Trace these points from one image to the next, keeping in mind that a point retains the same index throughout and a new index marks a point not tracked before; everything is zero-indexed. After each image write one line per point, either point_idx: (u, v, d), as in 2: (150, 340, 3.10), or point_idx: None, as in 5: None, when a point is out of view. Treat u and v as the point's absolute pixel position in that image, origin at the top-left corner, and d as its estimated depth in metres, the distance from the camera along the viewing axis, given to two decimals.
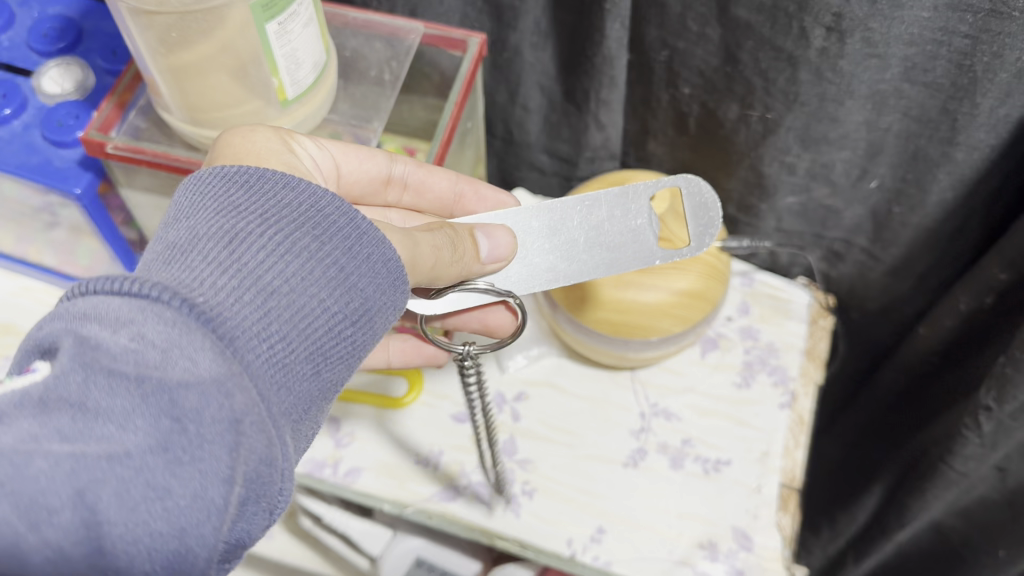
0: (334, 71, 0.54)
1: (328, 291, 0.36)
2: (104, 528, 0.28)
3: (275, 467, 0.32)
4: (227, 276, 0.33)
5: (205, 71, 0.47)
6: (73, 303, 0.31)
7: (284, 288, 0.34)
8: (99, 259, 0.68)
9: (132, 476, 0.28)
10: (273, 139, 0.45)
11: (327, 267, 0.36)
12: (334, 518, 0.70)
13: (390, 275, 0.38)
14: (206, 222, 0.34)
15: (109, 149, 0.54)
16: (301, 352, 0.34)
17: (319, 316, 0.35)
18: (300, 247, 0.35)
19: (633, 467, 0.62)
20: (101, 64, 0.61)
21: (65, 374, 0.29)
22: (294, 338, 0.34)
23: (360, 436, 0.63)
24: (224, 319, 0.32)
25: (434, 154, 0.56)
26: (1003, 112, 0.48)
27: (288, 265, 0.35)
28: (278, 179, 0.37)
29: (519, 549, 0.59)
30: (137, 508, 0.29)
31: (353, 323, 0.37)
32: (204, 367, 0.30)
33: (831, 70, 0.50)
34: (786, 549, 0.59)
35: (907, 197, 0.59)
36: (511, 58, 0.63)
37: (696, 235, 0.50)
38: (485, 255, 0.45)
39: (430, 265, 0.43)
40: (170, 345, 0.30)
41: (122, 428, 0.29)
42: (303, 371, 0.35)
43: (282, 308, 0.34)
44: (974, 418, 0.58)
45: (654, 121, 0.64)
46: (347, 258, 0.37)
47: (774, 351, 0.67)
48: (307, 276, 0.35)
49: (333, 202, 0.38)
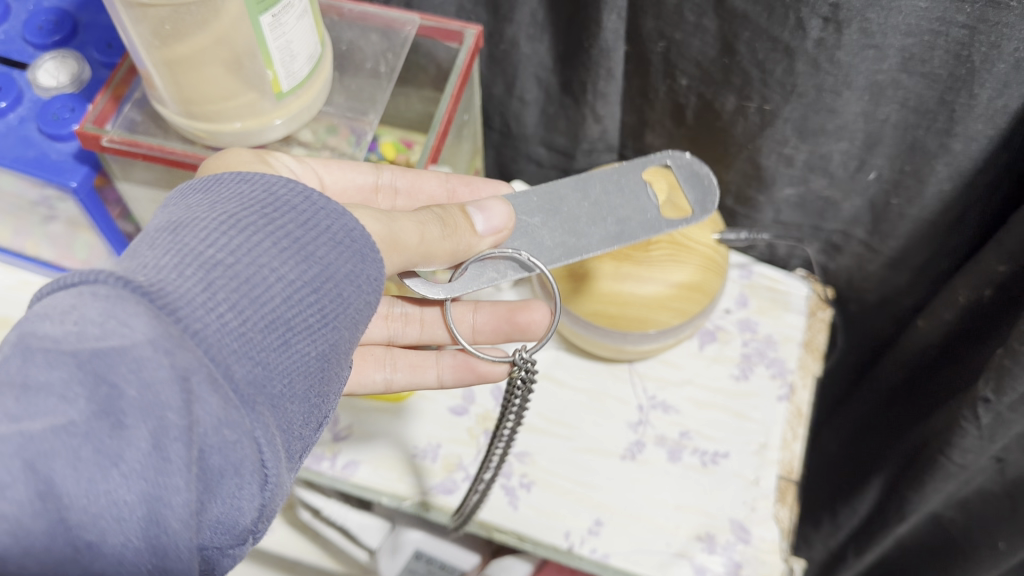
0: (329, 64, 0.54)
1: (282, 261, 0.36)
2: (64, 500, 0.27)
3: (240, 428, 0.31)
4: (175, 253, 0.33)
5: (200, 64, 0.47)
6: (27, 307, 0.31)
7: (237, 261, 0.34)
8: (97, 252, 0.68)
9: (81, 441, 0.28)
10: (254, 158, 0.45)
11: (279, 240, 0.36)
12: (333, 510, 0.71)
13: (344, 243, 0.38)
14: (156, 224, 0.35)
15: (104, 142, 0.54)
16: (259, 319, 0.34)
17: (275, 284, 0.35)
18: (250, 223, 0.35)
19: (631, 460, 0.62)
20: (97, 57, 0.61)
21: (7, 358, 0.29)
22: (249, 305, 0.33)
23: (357, 429, 0.63)
24: (170, 287, 0.31)
25: (430, 146, 0.56)
26: (1001, 102, 0.48)
27: (240, 239, 0.35)
28: (227, 178, 0.38)
29: (518, 541, 0.59)
30: (93, 478, 0.28)
31: (313, 292, 0.37)
32: (142, 329, 0.29)
33: (828, 60, 0.50)
34: (784, 541, 0.59)
35: (905, 188, 0.58)
36: (508, 50, 0.63)
37: (697, 202, 0.51)
38: (482, 228, 0.46)
39: (419, 242, 0.43)
40: (108, 310, 0.29)
41: (64, 400, 0.28)
42: (266, 340, 0.34)
43: (236, 279, 0.33)
44: (973, 409, 0.57)
45: (651, 113, 0.63)
46: (300, 229, 0.37)
47: (773, 343, 0.67)
48: (259, 249, 0.35)
49: (279, 181, 0.38)
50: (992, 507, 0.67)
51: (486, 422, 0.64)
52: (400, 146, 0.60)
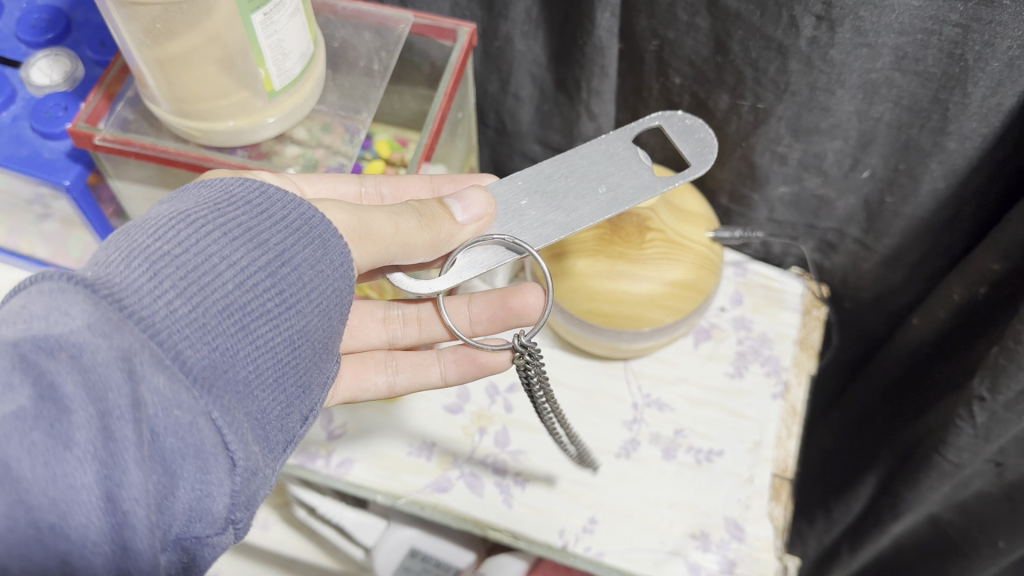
0: (322, 62, 0.54)
1: (233, 249, 0.37)
2: (22, 485, 0.29)
3: (192, 406, 0.32)
4: (125, 249, 0.35)
5: (192, 63, 0.47)
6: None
7: (187, 251, 0.35)
8: (92, 250, 0.68)
9: (32, 425, 0.29)
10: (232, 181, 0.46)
11: (229, 230, 0.37)
12: (329, 508, 0.71)
13: (289, 229, 0.40)
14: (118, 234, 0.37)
15: (97, 141, 0.54)
16: (210, 304, 0.35)
17: (227, 271, 0.36)
18: (199, 218, 0.37)
19: (627, 458, 0.62)
20: (90, 55, 0.61)
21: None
22: (201, 290, 0.35)
23: (352, 427, 0.63)
24: (119, 279, 0.33)
25: (422, 144, 0.56)
26: (995, 101, 0.48)
27: (192, 233, 0.36)
28: (186, 188, 0.40)
29: (513, 539, 0.59)
30: (45, 462, 0.29)
31: (266, 276, 0.38)
32: (82, 315, 0.31)
33: (821, 59, 0.50)
34: (778, 539, 0.59)
35: (899, 186, 0.58)
36: (502, 47, 0.62)
37: (695, 155, 0.49)
38: (462, 216, 0.46)
39: (393, 232, 0.44)
40: (53, 303, 0.31)
41: (12, 391, 0.30)
42: (222, 324, 0.35)
43: (185, 266, 0.35)
44: (968, 407, 0.57)
45: (645, 111, 0.63)
46: (252, 221, 0.39)
47: (767, 341, 0.67)
48: (209, 239, 0.36)
49: (231, 181, 0.40)
50: (993, 510, 0.68)
51: (481, 421, 0.64)
52: (395, 145, 0.60)
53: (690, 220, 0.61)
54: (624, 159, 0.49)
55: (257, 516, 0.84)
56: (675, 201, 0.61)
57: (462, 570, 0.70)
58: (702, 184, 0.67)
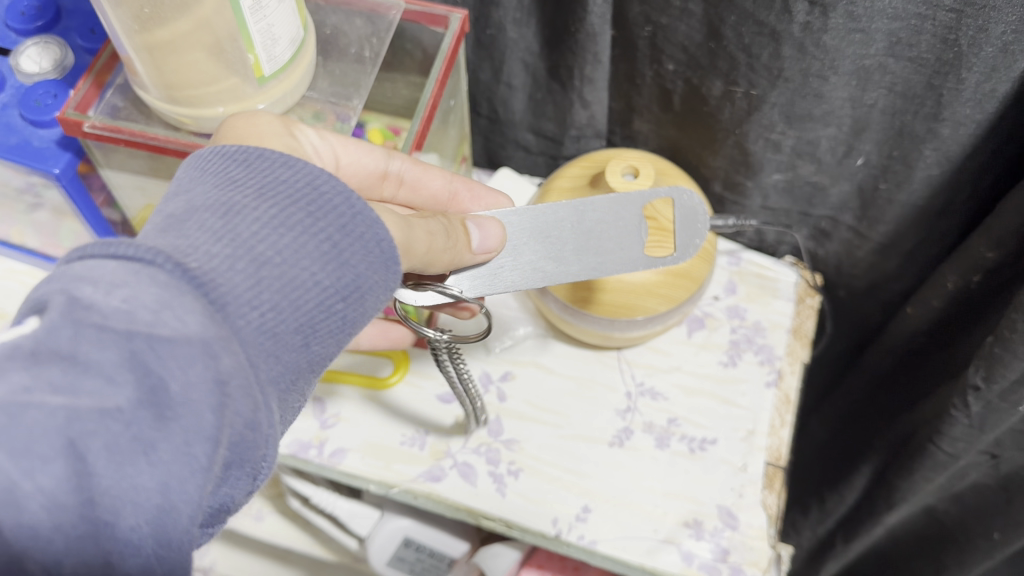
0: (312, 48, 0.54)
1: (321, 266, 0.35)
2: (95, 481, 0.28)
3: (258, 431, 0.32)
4: (221, 244, 0.33)
5: (180, 48, 0.46)
6: (64, 264, 0.31)
7: (279, 260, 0.34)
8: (83, 241, 0.68)
9: (124, 427, 0.28)
10: (275, 122, 0.44)
11: (322, 244, 0.35)
12: (322, 498, 0.70)
13: (379, 252, 0.37)
14: (203, 195, 0.35)
15: (86, 128, 0.54)
16: (290, 321, 0.34)
17: (310, 289, 0.35)
18: (293, 220, 0.35)
19: (620, 446, 0.62)
20: (80, 43, 0.61)
21: (54, 329, 0.29)
22: (284, 308, 0.34)
23: (345, 417, 0.63)
24: (216, 282, 0.32)
25: (414, 131, 0.55)
26: (989, 86, 0.48)
27: (282, 238, 0.34)
28: (281, 157, 0.37)
29: (506, 528, 0.59)
30: (128, 462, 0.28)
31: (343, 300, 0.36)
32: (192, 326, 0.30)
33: (813, 44, 0.50)
34: (772, 527, 0.59)
35: (894, 173, 0.58)
36: (494, 34, 0.62)
37: (684, 243, 0.51)
38: (477, 245, 0.45)
39: (423, 250, 0.42)
40: (166, 298, 0.30)
41: (111, 385, 0.29)
42: (292, 341, 0.35)
43: (275, 278, 0.34)
44: (963, 397, 0.57)
45: (638, 98, 0.63)
46: (341, 235, 0.36)
47: (761, 330, 0.67)
48: (300, 250, 0.35)
49: (331, 180, 0.36)
50: (987, 499, 0.69)
51: None
52: (388, 133, 0.59)
53: None
54: (627, 229, 0.48)
55: (251, 508, 0.84)
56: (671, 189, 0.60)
57: (457, 560, 0.70)
58: (695, 172, 0.66)
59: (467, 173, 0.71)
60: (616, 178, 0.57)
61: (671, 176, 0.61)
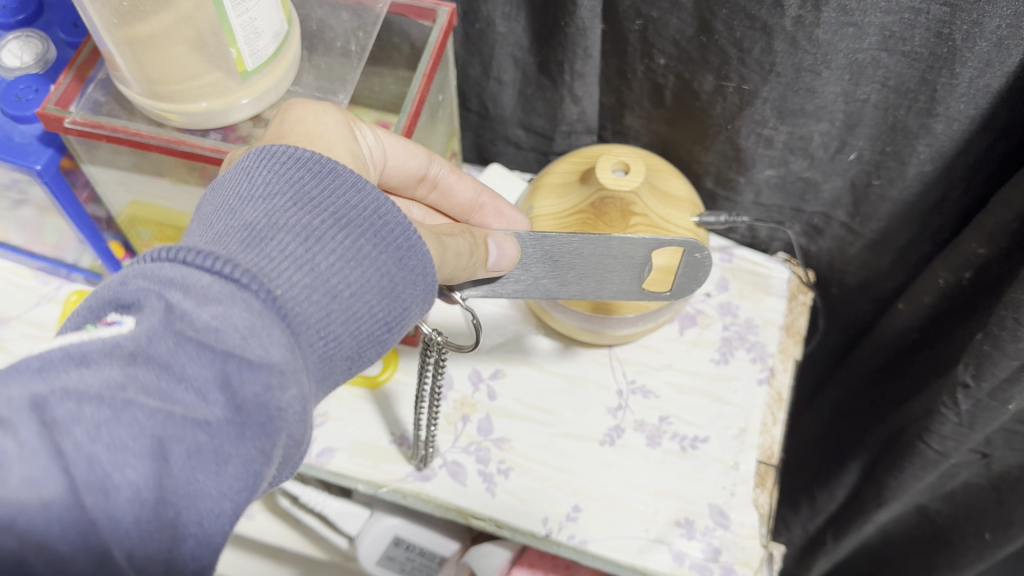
0: (296, 41, 0.53)
1: (379, 300, 0.38)
2: (171, 481, 0.32)
3: (297, 446, 0.36)
4: (300, 272, 0.35)
5: (162, 43, 0.45)
6: (157, 265, 0.34)
7: (346, 291, 0.37)
8: (67, 239, 0.66)
9: (205, 436, 0.32)
10: (340, 125, 0.45)
11: (381, 278, 0.38)
12: (311, 497, 0.70)
13: (425, 291, 0.40)
14: (284, 208, 0.36)
15: (67, 124, 0.52)
16: (346, 347, 0.37)
17: (365, 319, 0.38)
18: (362, 253, 0.38)
19: (611, 445, 0.61)
20: (63, 37, 0.60)
21: (156, 337, 0.32)
22: (342, 336, 0.37)
23: (333, 416, 0.63)
24: (295, 312, 0.35)
25: (402, 126, 0.54)
26: (983, 82, 0.47)
27: (351, 270, 0.37)
28: (354, 179, 0.39)
29: (496, 528, 0.58)
30: (205, 466, 0.32)
31: (389, 330, 0.39)
32: (276, 356, 0.33)
33: (806, 39, 0.49)
34: (763, 526, 0.59)
35: (886, 170, 0.57)
36: (483, 29, 0.61)
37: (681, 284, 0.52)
38: (491, 262, 0.46)
39: (450, 269, 0.43)
40: (256, 326, 0.33)
41: (201, 398, 0.32)
42: (341, 364, 0.38)
43: (340, 308, 0.37)
44: (952, 395, 0.57)
45: (629, 93, 0.62)
46: (396, 269, 0.39)
47: (753, 327, 0.67)
48: (362, 282, 0.37)
49: (396, 214, 0.39)
50: (977, 498, 0.69)
51: (463, 408, 0.63)
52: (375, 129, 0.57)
53: (676, 204, 0.59)
54: (631, 264, 0.48)
55: None
56: (661, 184, 0.60)
57: (447, 558, 0.69)
58: (687, 168, 0.66)
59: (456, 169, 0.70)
60: (607, 173, 0.57)
61: (661, 173, 0.61)
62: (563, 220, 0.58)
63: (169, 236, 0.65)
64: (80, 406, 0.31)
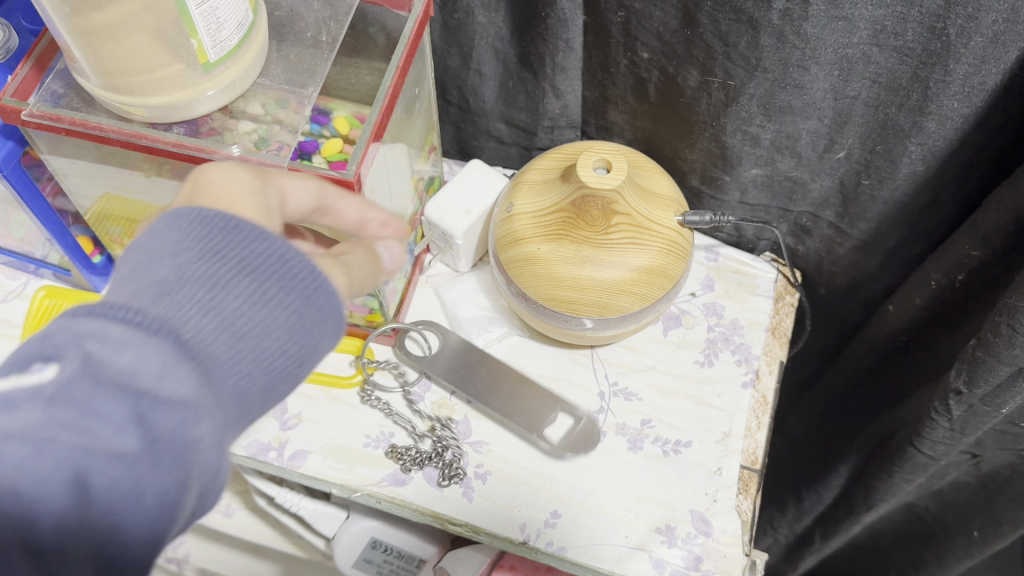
0: (264, 32, 0.51)
1: (288, 337, 0.36)
2: (97, 508, 0.31)
3: (219, 480, 0.35)
4: (207, 318, 0.34)
5: (118, 33, 0.43)
6: (75, 319, 0.32)
7: (253, 331, 0.35)
8: (33, 233, 0.64)
9: (127, 466, 0.31)
10: (246, 180, 0.39)
11: (290, 317, 0.36)
12: (286, 498, 0.67)
13: (338, 325, 0.38)
14: (191, 263, 0.34)
15: (25, 116, 0.50)
16: (258, 383, 0.36)
17: (272, 357, 0.36)
18: (270, 296, 0.35)
19: (575, 452, 0.58)
20: (25, 25, 0.58)
21: (72, 381, 0.31)
22: (252, 370, 0.35)
23: (307, 418, 0.61)
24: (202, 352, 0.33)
25: (374, 120, 0.51)
26: (978, 79, 0.46)
27: (258, 310, 0.35)
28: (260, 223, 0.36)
29: (472, 534, 0.57)
30: (128, 495, 0.31)
31: (303, 364, 0.38)
32: (188, 391, 0.32)
33: (793, 33, 0.47)
34: (746, 533, 0.57)
35: (877, 169, 0.55)
36: (462, 20, 0.59)
37: None
38: (388, 264, 0.46)
39: (353, 285, 0.42)
40: (164, 370, 0.32)
41: (118, 434, 0.31)
42: (252, 401, 0.36)
43: (248, 347, 0.35)
44: (944, 401, 0.55)
45: (612, 88, 0.60)
46: (307, 309, 0.37)
47: (738, 328, 0.65)
48: (270, 321, 0.36)
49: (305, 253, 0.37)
50: (968, 498, 0.69)
51: (442, 409, 0.61)
52: (353, 122, 0.55)
53: (659, 203, 0.58)
54: None
55: (220, 504, 0.84)
56: (644, 182, 0.58)
57: (426, 560, 0.68)
58: (672, 166, 0.64)
59: (435, 164, 0.68)
60: (588, 171, 0.55)
61: (644, 170, 0.59)
62: (544, 220, 0.57)
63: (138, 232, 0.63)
64: (6, 444, 0.30)
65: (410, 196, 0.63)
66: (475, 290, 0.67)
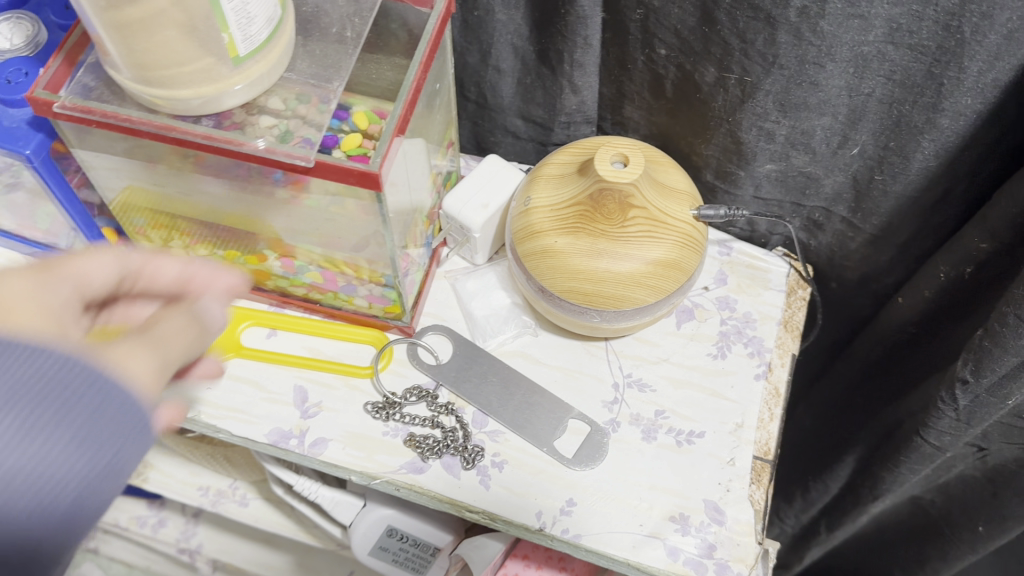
0: (291, 28, 0.52)
1: (79, 463, 0.31)
2: None
3: None
4: None
5: (152, 28, 0.44)
6: None
7: (22, 470, 0.30)
8: (59, 223, 0.65)
9: None
10: (31, 285, 0.36)
11: (74, 441, 0.31)
12: (304, 487, 0.69)
13: (138, 435, 0.33)
14: None
15: (57, 108, 0.52)
16: (47, 526, 0.31)
17: (65, 491, 0.31)
18: (39, 425, 0.30)
19: (592, 467, 0.60)
20: (55, 20, 0.60)
21: None
22: (43, 513, 0.30)
23: (327, 406, 0.62)
24: None
25: (398, 114, 0.52)
26: (991, 75, 0.47)
27: (25, 446, 0.30)
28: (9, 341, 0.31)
29: (489, 521, 0.58)
30: None
31: (104, 487, 0.32)
32: None
33: (810, 30, 0.48)
34: (758, 522, 0.58)
35: (889, 165, 0.56)
36: (482, 17, 0.60)
37: None
38: (213, 327, 0.41)
39: (179, 354, 0.38)
40: None
41: None
42: (50, 545, 0.31)
43: (27, 489, 0.30)
44: (951, 391, 0.56)
45: (629, 84, 0.61)
46: (104, 424, 0.32)
47: (751, 322, 0.66)
48: (48, 451, 0.31)
49: (76, 363, 0.32)
50: (972, 491, 0.70)
51: (456, 401, 0.63)
52: (372, 117, 0.56)
53: (674, 197, 0.59)
54: None
55: (236, 493, 0.86)
56: (660, 176, 0.59)
57: (441, 548, 0.69)
58: (686, 161, 0.65)
59: (453, 158, 0.69)
60: (605, 165, 0.56)
61: (659, 165, 0.60)
62: (562, 214, 0.58)
63: (163, 224, 0.64)
64: None
65: (429, 191, 0.65)
66: (493, 282, 0.68)
